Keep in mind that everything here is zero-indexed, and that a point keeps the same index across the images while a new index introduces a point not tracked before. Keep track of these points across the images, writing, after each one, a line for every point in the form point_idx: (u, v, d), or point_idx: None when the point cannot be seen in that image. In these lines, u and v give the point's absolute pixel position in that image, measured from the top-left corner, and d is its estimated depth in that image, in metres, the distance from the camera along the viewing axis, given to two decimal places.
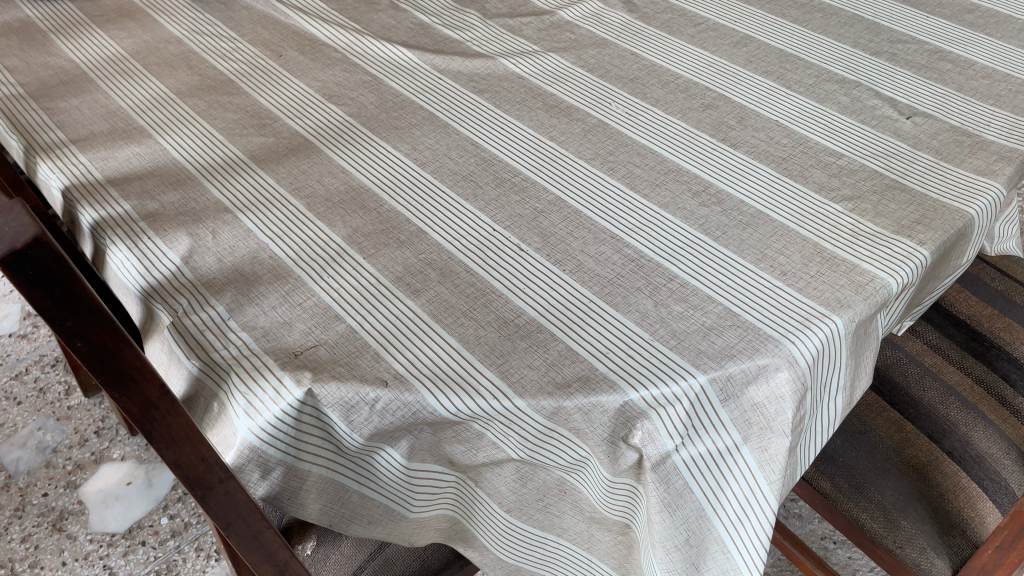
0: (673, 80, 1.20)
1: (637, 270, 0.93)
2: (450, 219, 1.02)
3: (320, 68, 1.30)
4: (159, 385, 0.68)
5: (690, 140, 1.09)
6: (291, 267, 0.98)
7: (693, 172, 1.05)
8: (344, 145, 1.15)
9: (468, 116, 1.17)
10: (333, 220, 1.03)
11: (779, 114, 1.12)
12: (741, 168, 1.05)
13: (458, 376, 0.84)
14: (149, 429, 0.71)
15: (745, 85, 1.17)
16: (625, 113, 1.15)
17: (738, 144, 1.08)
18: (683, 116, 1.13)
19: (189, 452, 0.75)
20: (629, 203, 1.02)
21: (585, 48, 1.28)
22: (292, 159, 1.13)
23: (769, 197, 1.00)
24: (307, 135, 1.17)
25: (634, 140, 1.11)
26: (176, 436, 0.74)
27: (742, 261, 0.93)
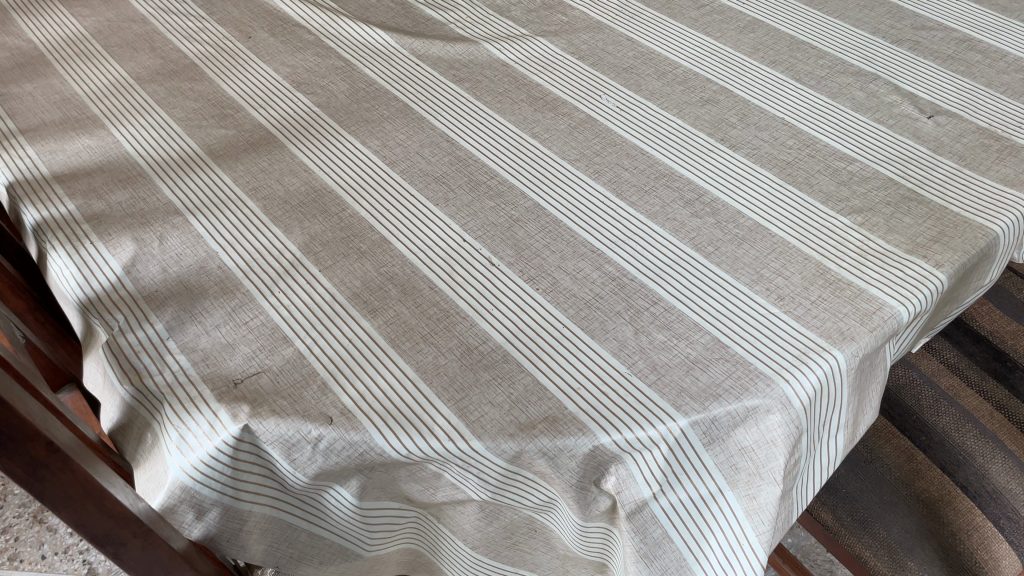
0: (671, 70, 1.09)
1: (618, 290, 0.84)
2: (417, 227, 0.93)
3: (289, 52, 1.20)
4: (45, 443, 0.66)
5: (686, 140, 0.99)
6: (240, 279, 0.89)
7: (686, 177, 0.95)
8: (309, 140, 1.05)
9: (445, 108, 1.07)
10: (290, 226, 0.94)
11: (786, 111, 1.01)
12: (740, 173, 0.94)
13: (410, 414, 0.75)
14: (37, 488, 0.69)
15: (749, 77, 1.06)
16: (615, 108, 1.04)
17: (738, 145, 0.98)
18: (679, 112, 1.03)
19: (89, 510, 0.75)
20: (614, 212, 0.92)
21: (577, 32, 1.17)
22: (251, 155, 1.04)
23: (768, 208, 0.90)
24: (270, 127, 1.08)
25: (623, 139, 1.00)
26: (73, 494, 0.73)
27: (735, 283, 0.83)
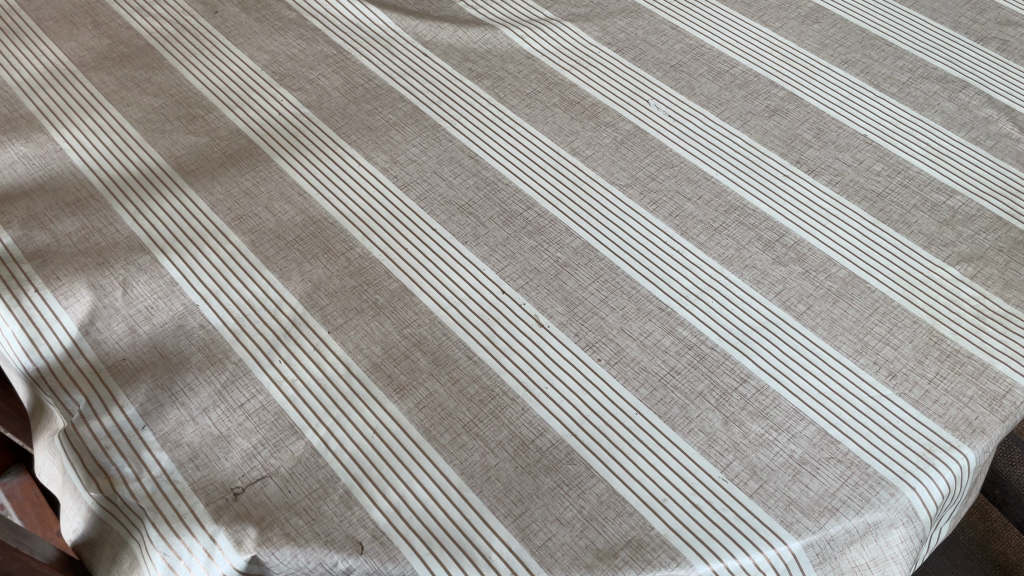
0: (727, 69, 0.93)
1: (698, 363, 0.70)
2: (443, 273, 0.77)
3: (267, 33, 1.00)
4: None
5: (755, 163, 0.84)
6: (229, 343, 0.73)
7: (761, 211, 0.80)
8: (300, 153, 0.87)
9: (463, 114, 0.90)
10: (287, 270, 0.77)
11: (867, 126, 0.87)
12: (824, 208, 0.80)
13: (461, 537, 0.61)
14: None
15: (820, 81, 0.91)
16: (667, 117, 0.88)
17: (817, 170, 0.83)
18: (744, 124, 0.87)
19: None
20: (680, 256, 0.77)
21: (611, 15, 1.00)
22: (230, 172, 0.85)
23: (861, 256, 0.77)
24: (251, 134, 0.89)
25: (681, 159, 0.85)
26: None
27: (835, 355, 0.70)
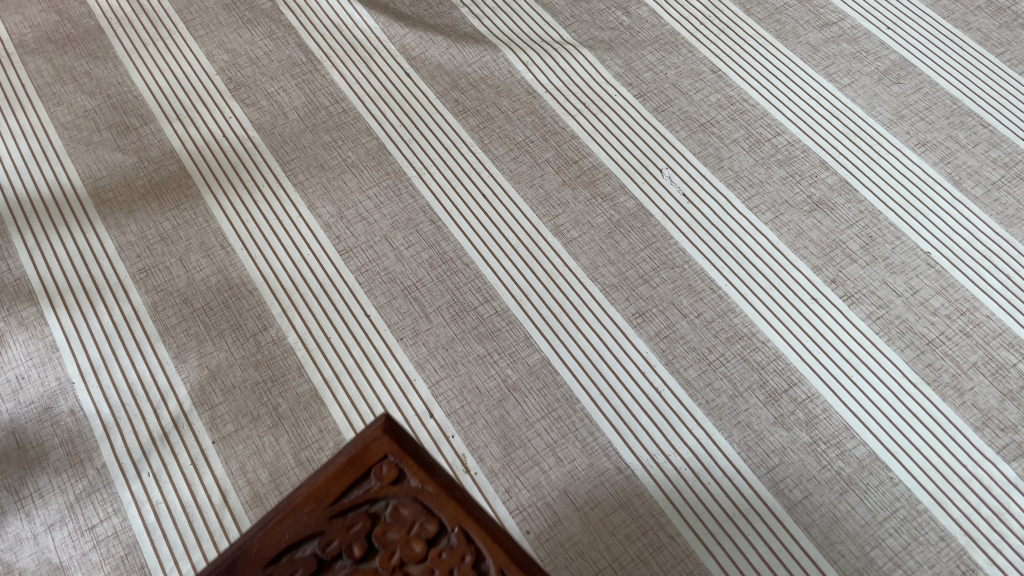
0: (769, 136, 0.74)
1: (649, 555, 0.55)
2: (365, 377, 0.63)
3: (232, 26, 0.85)
4: None
5: (780, 276, 0.67)
6: (96, 440, 0.61)
7: (773, 346, 0.63)
8: (236, 191, 0.73)
9: (435, 161, 0.74)
10: (186, 349, 0.65)
11: (933, 240, 0.68)
12: (853, 352, 0.63)
13: None
14: None
15: (885, 167, 0.72)
16: (680, 197, 0.71)
17: (855, 296, 0.65)
18: (774, 218, 0.70)
19: None
20: (658, 396, 0.62)
21: (641, 45, 0.81)
22: (151, 208, 0.72)
23: (890, 428, 0.60)
24: (186, 158, 0.76)
25: (687, 257, 0.68)
26: None
27: (827, 571, 0.54)
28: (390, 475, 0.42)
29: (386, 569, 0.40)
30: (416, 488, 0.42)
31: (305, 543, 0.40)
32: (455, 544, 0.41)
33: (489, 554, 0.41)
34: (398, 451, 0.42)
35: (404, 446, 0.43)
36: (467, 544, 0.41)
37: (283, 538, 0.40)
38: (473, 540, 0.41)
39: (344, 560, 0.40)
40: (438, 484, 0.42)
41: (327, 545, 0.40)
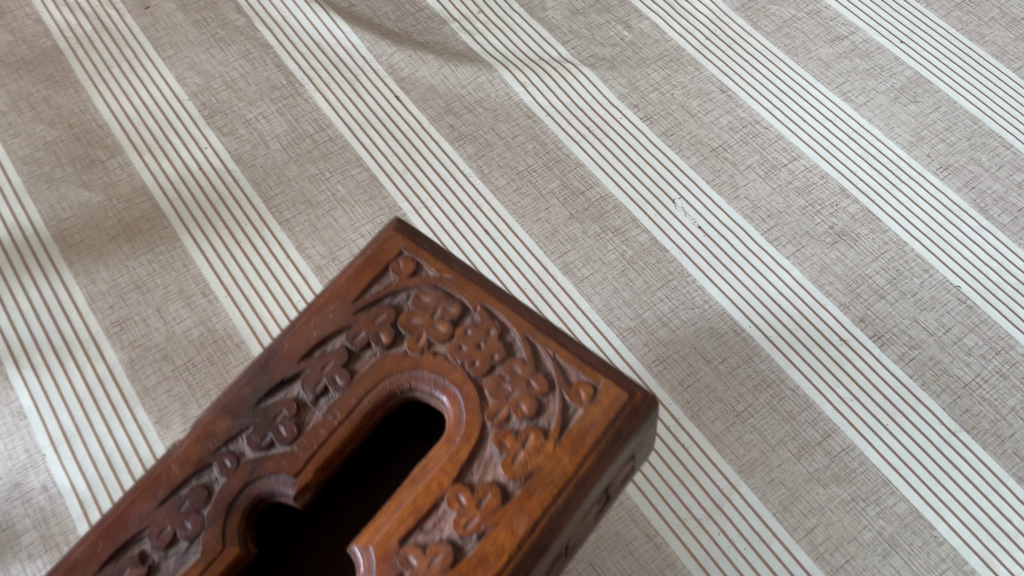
0: (785, 162, 0.70)
1: None
2: None
3: (204, 45, 0.78)
4: None
5: (806, 316, 0.63)
6: (73, 520, 0.55)
7: (803, 394, 0.60)
8: (216, 232, 0.68)
9: (432, 193, 0.69)
10: (169, 413, 0.60)
11: (962, 273, 0.65)
12: (887, 399, 0.60)
13: None
14: None
15: (908, 193, 0.69)
16: (696, 230, 0.67)
17: (885, 336, 0.62)
18: (797, 252, 0.66)
19: None
20: (685, 453, 0.57)
21: (644, 63, 0.76)
22: (123, 253, 0.67)
23: (930, 481, 0.56)
24: (159, 195, 0.70)
25: (707, 297, 0.64)
26: None
27: None
28: (407, 269, 0.45)
29: (414, 350, 0.43)
30: (435, 276, 0.45)
31: (334, 338, 0.44)
32: (479, 321, 0.44)
33: (511, 327, 0.44)
34: (412, 248, 0.46)
35: (416, 244, 0.46)
36: (489, 318, 0.44)
37: (313, 337, 0.44)
38: (495, 315, 0.44)
39: (373, 346, 0.44)
40: (455, 272, 0.45)
41: (356, 337, 0.44)
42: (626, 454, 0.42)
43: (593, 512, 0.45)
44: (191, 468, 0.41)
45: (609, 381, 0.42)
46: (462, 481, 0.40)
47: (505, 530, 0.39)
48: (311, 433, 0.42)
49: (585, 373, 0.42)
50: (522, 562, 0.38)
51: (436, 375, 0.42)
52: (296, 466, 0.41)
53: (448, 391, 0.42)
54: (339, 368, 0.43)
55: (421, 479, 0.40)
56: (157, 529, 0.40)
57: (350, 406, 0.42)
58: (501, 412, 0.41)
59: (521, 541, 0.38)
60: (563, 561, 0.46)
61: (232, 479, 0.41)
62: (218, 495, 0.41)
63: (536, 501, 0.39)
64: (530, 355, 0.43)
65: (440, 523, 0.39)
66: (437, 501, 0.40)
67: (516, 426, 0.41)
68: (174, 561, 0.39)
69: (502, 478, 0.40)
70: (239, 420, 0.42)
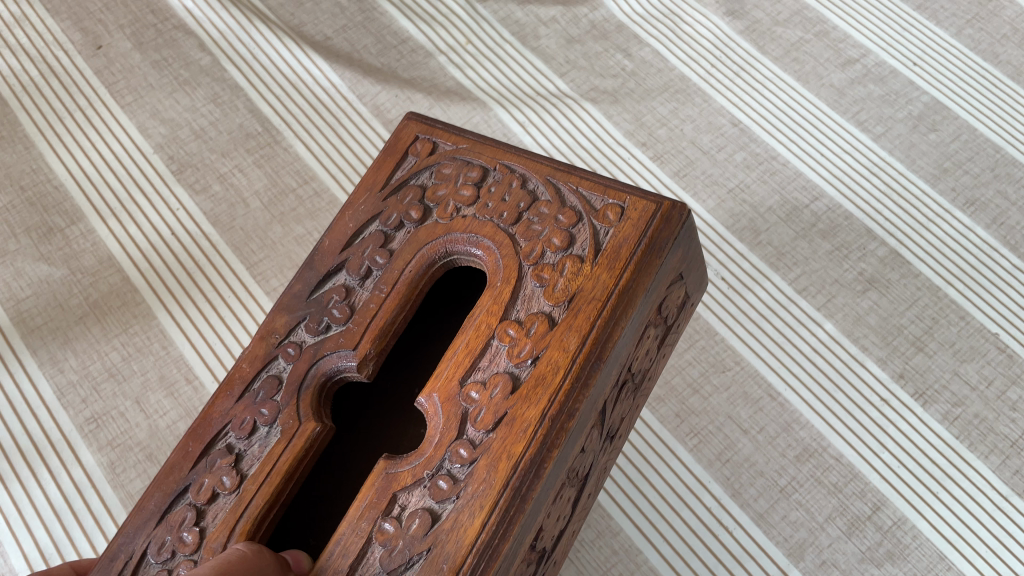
0: (807, 201, 0.66)
1: None
2: None
3: (168, 90, 0.71)
4: None
5: (844, 375, 0.59)
6: None
7: (848, 463, 0.56)
8: (195, 305, 0.61)
9: None
10: None
11: (1001, 317, 0.61)
12: (936, 463, 0.56)
13: None
14: None
15: (938, 232, 0.65)
16: (719, 283, 0.63)
17: (927, 394, 0.58)
18: (827, 303, 0.62)
19: None
20: (730, 537, 0.53)
21: (649, 95, 0.72)
22: (93, 336, 0.60)
23: (990, 553, 0.53)
24: (129, 265, 0.63)
25: (738, 358, 0.60)
26: None
27: None
28: (425, 149, 0.44)
29: (444, 217, 0.41)
30: (452, 149, 0.44)
31: (369, 225, 0.43)
32: (500, 177, 0.42)
33: (532, 175, 0.42)
34: (426, 130, 0.45)
35: (429, 127, 0.45)
36: (510, 173, 0.42)
37: (351, 230, 0.43)
38: (516, 170, 0.42)
39: (406, 224, 0.42)
40: (470, 141, 0.44)
41: (388, 219, 0.42)
42: (670, 259, 0.40)
43: (648, 335, 0.43)
44: (259, 363, 0.41)
45: (635, 195, 0.40)
46: (509, 318, 0.38)
47: (557, 349, 0.37)
48: (363, 308, 0.40)
49: (610, 198, 0.40)
50: (580, 376, 0.36)
51: (468, 233, 0.41)
52: (354, 339, 0.40)
53: (482, 244, 0.40)
54: (378, 249, 0.41)
55: (470, 327, 0.39)
56: (238, 423, 0.39)
57: (394, 278, 0.41)
58: (536, 249, 0.39)
59: (576, 356, 0.37)
60: (629, 388, 0.45)
61: (298, 365, 0.40)
62: (287, 382, 0.40)
63: (582, 319, 0.37)
64: (554, 195, 0.41)
65: (495, 358, 0.38)
66: (489, 339, 0.38)
67: (551, 260, 0.39)
68: (259, 446, 0.39)
69: (547, 307, 0.38)
70: (295, 312, 0.41)
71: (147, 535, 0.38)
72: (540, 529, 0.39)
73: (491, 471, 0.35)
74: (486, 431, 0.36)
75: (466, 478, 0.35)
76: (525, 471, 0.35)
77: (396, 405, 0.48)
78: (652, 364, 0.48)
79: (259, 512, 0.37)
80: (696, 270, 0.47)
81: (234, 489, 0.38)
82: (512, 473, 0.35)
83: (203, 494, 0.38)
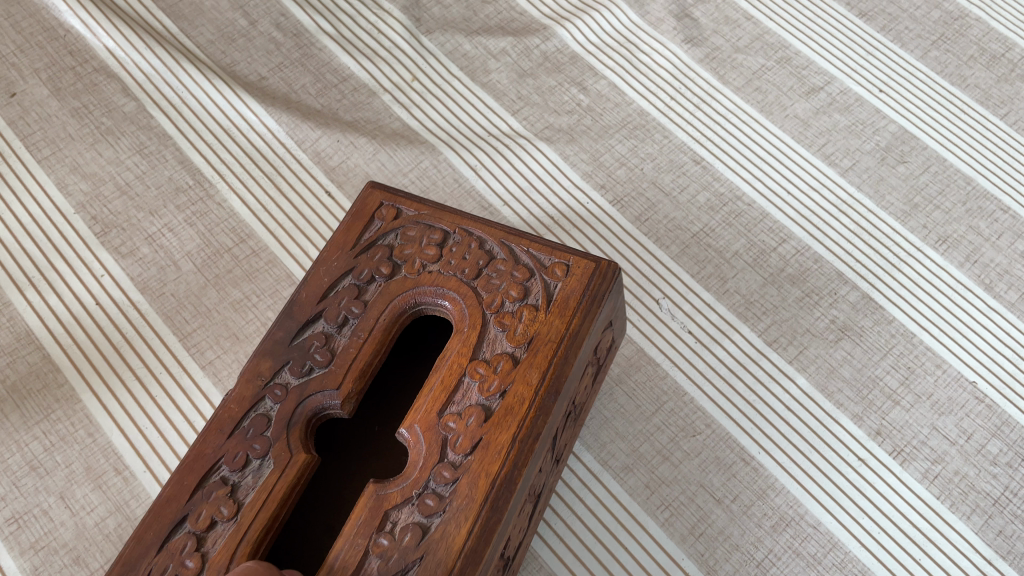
0: (774, 244, 0.63)
1: None
2: None
3: (90, 142, 0.66)
4: None
5: (819, 434, 0.56)
6: None
7: (827, 531, 0.53)
8: (124, 385, 0.56)
9: None
10: None
11: (978, 364, 0.59)
12: (917, 527, 0.53)
13: None
14: None
15: (911, 273, 0.62)
16: (686, 336, 0.60)
17: (905, 452, 0.56)
18: (799, 356, 0.59)
19: None
20: None
21: (606, 133, 0.68)
22: (11, 425, 0.55)
23: None
24: (50, 343, 0.58)
25: (708, 420, 0.57)
26: None
27: None
28: (388, 213, 0.46)
29: (411, 272, 0.44)
30: (414, 213, 0.46)
31: (342, 279, 0.44)
32: (460, 238, 0.44)
33: (489, 237, 0.45)
34: (388, 196, 0.47)
35: (392, 195, 0.47)
36: (469, 235, 0.45)
37: (325, 282, 0.44)
38: (474, 233, 0.45)
39: (377, 279, 0.44)
40: (429, 206, 0.46)
41: (360, 273, 0.44)
42: (607, 309, 0.44)
43: (588, 376, 0.47)
44: (248, 403, 0.41)
45: (580, 254, 0.43)
46: (477, 358, 0.41)
47: (522, 384, 0.40)
48: (343, 354, 0.42)
49: (558, 256, 0.44)
50: (544, 406, 0.40)
51: (435, 286, 0.43)
52: (337, 380, 0.41)
53: (448, 295, 0.43)
54: (352, 300, 0.43)
55: (442, 367, 0.41)
56: (231, 457, 0.39)
57: (371, 324, 0.42)
58: (497, 299, 0.42)
59: (539, 388, 0.40)
60: (572, 421, 0.48)
61: (287, 403, 0.41)
62: (277, 418, 0.40)
63: (542, 358, 0.41)
64: (509, 253, 0.44)
65: (468, 393, 0.40)
66: (461, 377, 0.40)
67: (511, 308, 0.42)
68: (252, 479, 0.39)
69: (510, 348, 0.41)
70: (279, 356, 0.42)
71: (146, 563, 0.37)
72: (506, 548, 0.41)
73: (473, 490, 0.38)
74: (465, 455, 0.38)
75: (450, 495, 0.37)
76: (503, 487, 0.38)
77: (365, 437, 0.47)
78: (589, 401, 0.51)
79: (258, 537, 0.38)
80: (622, 320, 0.51)
81: (232, 517, 0.38)
82: (490, 489, 0.38)
83: (200, 522, 0.38)
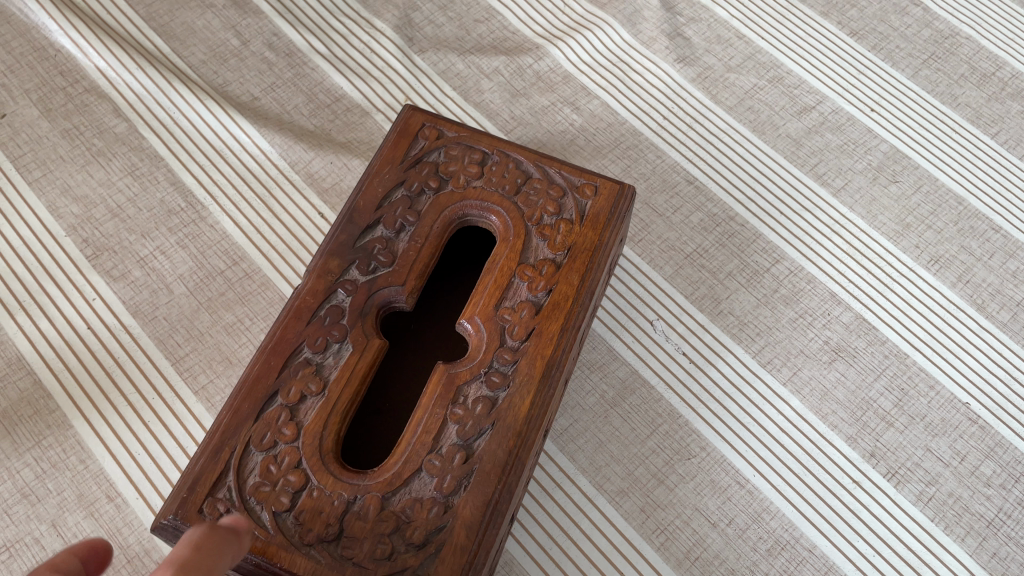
0: (768, 265, 0.63)
1: None
2: None
3: (81, 164, 0.65)
4: None
5: (813, 457, 0.56)
6: None
7: (823, 554, 0.53)
8: (117, 410, 0.56)
9: None
10: None
11: (971, 384, 0.59)
12: (911, 549, 0.53)
13: None
14: None
15: (904, 293, 0.62)
16: (680, 358, 0.59)
17: (899, 474, 0.56)
18: (793, 378, 0.59)
19: None
20: None
21: (600, 153, 0.68)
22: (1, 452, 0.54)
23: None
24: (40, 368, 0.57)
25: (703, 442, 0.57)
26: None
27: None
28: (432, 133, 0.51)
29: (458, 187, 0.49)
30: (455, 136, 0.51)
31: (395, 191, 0.49)
32: (499, 159, 0.51)
33: (525, 159, 0.51)
34: (430, 119, 0.52)
35: (435, 119, 0.52)
36: (508, 158, 0.51)
37: (379, 194, 0.49)
38: (511, 155, 0.51)
39: (427, 192, 0.49)
40: (469, 130, 0.52)
41: (411, 186, 0.49)
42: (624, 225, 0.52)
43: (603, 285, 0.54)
44: (321, 295, 0.46)
45: (605, 177, 0.50)
46: (524, 262, 0.47)
47: (564, 284, 0.47)
48: (404, 256, 0.47)
49: (585, 178, 0.51)
50: (583, 303, 0.47)
51: (482, 201, 0.49)
52: (401, 277, 0.46)
53: (493, 210, 0.49)
54: (407, 210, 0.48)
55: (494, 269, 0.47)
56: (312, 340, 0.44)
57: (427, 232, 0.48)
58: (537, 213, 0.49)
59: (578, 289, 0.47)
60: None
61: (357, 296, 0.46)
62: (351, 308, 0.45)
63: (580, 263, 0.47)
64: (544, 174, 0.50)
65: (517, 291, 0.46)
66: (512, 278, 0.47)
67: (550, 221, 0.49)
68: (334, 358, 0.44)
69: (551, 254, 0.48)
70: (346, 256, 0.47)
71: (246, 431, 0.42)
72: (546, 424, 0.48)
73: (531, 371, 0.44)
74: (521, 341, 0.45)
75: (512, 373, 0.44)
76: (555, 368, 0.45)
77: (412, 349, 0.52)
78: None
79: (345, 410, 0.43)
80: None
81: (321, 390, 0.43)
82: (546, 368, 0.44)
83: (292, 396, 0.42)
